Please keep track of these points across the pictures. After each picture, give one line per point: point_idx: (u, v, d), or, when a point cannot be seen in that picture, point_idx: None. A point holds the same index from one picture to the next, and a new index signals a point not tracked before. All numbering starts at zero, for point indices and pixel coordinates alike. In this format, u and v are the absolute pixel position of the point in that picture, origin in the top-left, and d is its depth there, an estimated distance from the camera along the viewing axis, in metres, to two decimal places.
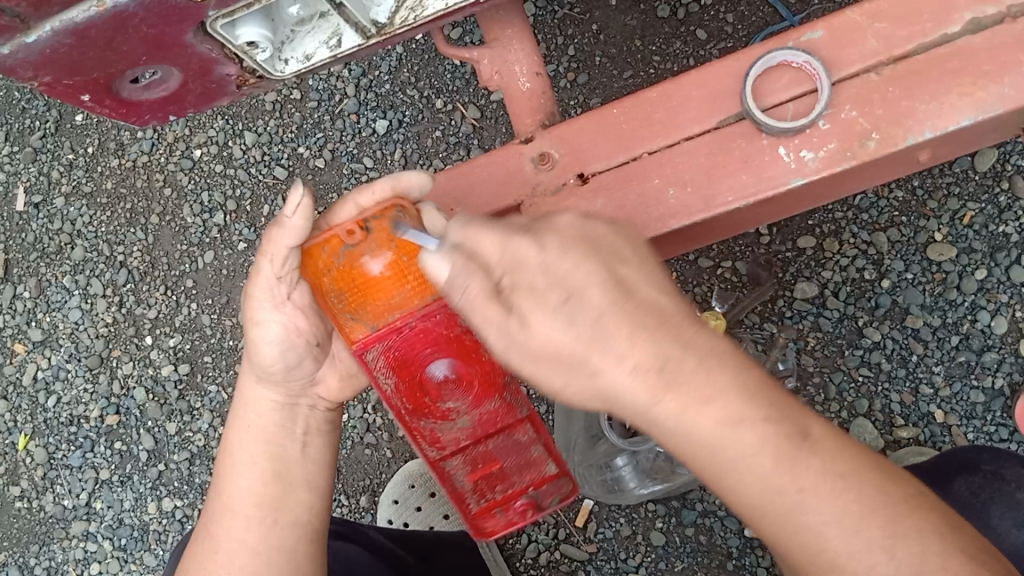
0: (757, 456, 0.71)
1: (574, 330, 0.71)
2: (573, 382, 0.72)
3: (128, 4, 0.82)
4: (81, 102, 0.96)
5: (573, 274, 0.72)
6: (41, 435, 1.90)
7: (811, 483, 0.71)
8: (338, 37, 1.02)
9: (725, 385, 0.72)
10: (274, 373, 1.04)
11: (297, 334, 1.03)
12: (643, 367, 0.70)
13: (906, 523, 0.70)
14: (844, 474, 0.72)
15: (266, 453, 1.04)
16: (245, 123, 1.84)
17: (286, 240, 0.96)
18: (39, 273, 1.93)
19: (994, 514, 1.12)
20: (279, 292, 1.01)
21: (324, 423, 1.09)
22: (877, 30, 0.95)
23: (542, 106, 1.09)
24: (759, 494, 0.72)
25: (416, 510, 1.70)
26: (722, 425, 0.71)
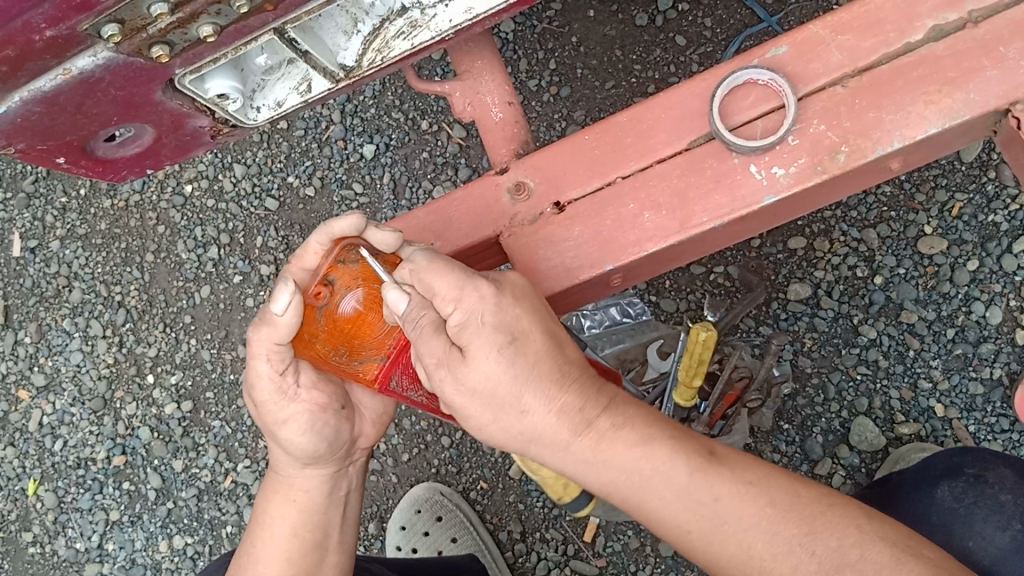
0: (673, 472, 0.83)
1: (513, 370, 0.82)
2: (502, 417, 0.84)
3: (93, 68, 0.83)
4: (57, 164, 0.97)
5: (517, 321, 0.83)
6: (50, 479, 1.91)
7: (726, 492, 0.82)
8: (307, 82, 1.04)
9: (628, 417, 0.86)
10: (319, 453, 1.05)
11: (323, 410, 1.04)
12: (567, 408, 0.84)
13: (820, 521, 0.79)
14: (755, 480, 0.83)
15: (309, 524, 1.07)
16: (234, 156, 1.85)
17: (278, 337, 0.97)
18: (39, 318, 1.94)
19: (977, 518, 1.14)
20: (286, 385, 1.02)
21: (357, 480, 1.14)
22: (841, 43, 0.96)
23: (516, 135, 1.10)
24: (680, 510, 0.83)
25: (422, 535, 1.68)
26: (636, 448, 0.84)
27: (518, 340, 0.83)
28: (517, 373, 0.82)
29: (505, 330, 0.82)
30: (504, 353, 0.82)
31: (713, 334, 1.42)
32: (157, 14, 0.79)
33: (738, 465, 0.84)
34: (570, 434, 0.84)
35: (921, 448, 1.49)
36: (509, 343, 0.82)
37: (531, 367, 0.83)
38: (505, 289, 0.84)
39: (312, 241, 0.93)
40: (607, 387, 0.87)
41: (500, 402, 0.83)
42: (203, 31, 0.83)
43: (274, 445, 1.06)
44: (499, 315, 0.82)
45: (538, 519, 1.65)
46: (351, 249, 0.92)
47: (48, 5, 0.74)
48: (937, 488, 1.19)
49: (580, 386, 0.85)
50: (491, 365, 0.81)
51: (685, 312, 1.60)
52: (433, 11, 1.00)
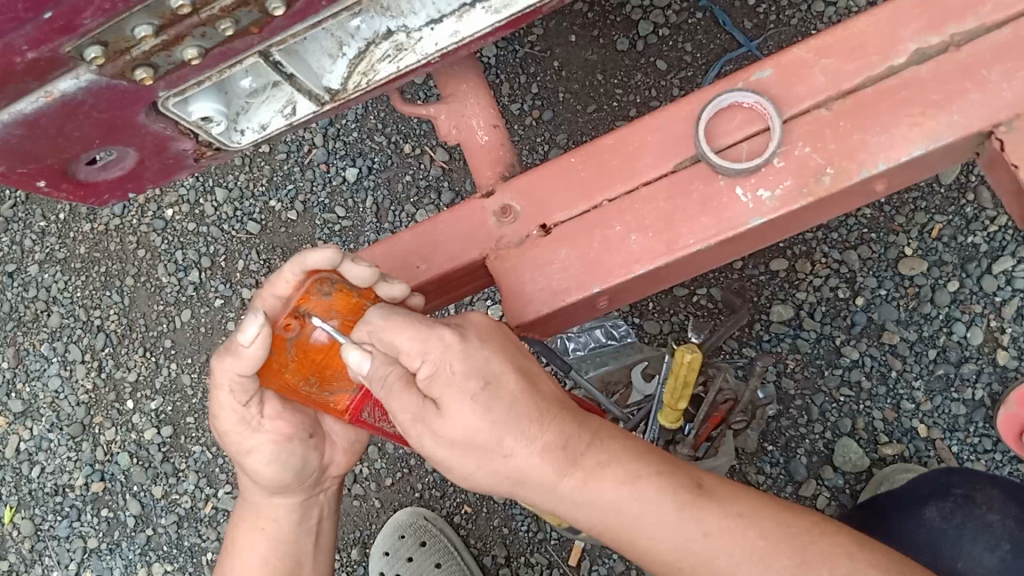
0: (661, 509, 0.84)
1: (489, 417, 0.80)
2: (484, 465, 0.82)
3: (75, 91, 0.82)
4: (38, 188, 0.96)
5: (488, 365, 0.82)
6: (27, 507, 1.88)
7: (716, 526, 0.83)
8: (292, 105, 1.05)
9: (613, 453, 0.86)
10: (285, 482, 1.04)
11: (288, 440, 1.01)
12: (550, 449, 0.83)
13: (814, 549, 0.82)
14: (744, 513, 0.85)
15: (278, 553, 1.08)
16: (216, 179, 1.84)
17: (243, 368, 0.93)
18: (17, 343, 1.91)
19: (965, 539, 1.15)
20: (251, 415, 0.99)
21: (330, 508, 1.13)
22: (824, 66, 0.97)
23: (501, 158, 1.10)
24: (671, 547, 0.84)
25: (406, 560, 1.65)
26: (623, 487, 0.84)
27: (492, 385, 0.81)
28: (494, 419, 0.80)
29: (477, 375, 0.81)
30: (477, 401, 0.80)
31: (698, 356, 1.39)
32: (142, 37, 0.78)
33: (726, 497, 0.86)
34: (555, 473, 0.83)
35: (906, 470, 1.50)
36: (483, 389, 0.80)
37: (507, 411, 0.81)
38: (468, 332, 0.83)
39: (287, 271, 0.89)
40: (588, 421, 0.87)
41: (481, 448, 0.81)
42: (187, 53, 0.83)
43: (241, 474, 1.06)
44: (468, 362, 0.81)
45: (523, 544, 1.64)
46: (322, 282, 0.91)
47: (30, 26, 0.73)
48: (924, 509, 1.20)
49: (560, 424, 0.84)
50: (468, 415, 0.80)
51: (668, 333, 1.62)
52: (419, 35, 1.00)
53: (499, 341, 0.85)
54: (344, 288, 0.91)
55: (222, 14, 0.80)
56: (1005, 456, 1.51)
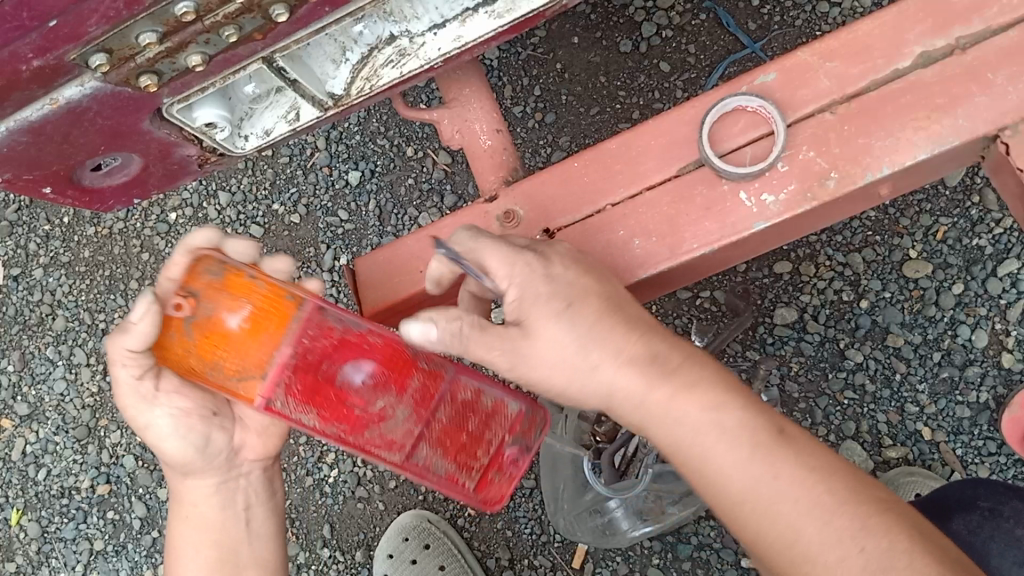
0: (737, 445, 0.86)
1: (575, 333, 0.88)
2: (573, 378, 0.88)
3: (81, 98, 0.82)
4: (43, 194, 0.96)
5: (572, 289, 0.89)
6: (33, 509, 1.89)
7: (786, 473, 0.84)
8: (295, 110, 1.05)
9: (703, 382, 0.89)
10: (194, 459, 1.01)
11: (186, 415, 0.99)
12: (638, 360, 0.89)
13: (875, 519, 0.81)
14: (817, 470, 0.84)
15: (212, 543, 1.03)
16: (219, 183, 1.84)
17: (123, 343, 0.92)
18: (22, 346, 1.92)
19: (994, 554, 1.12)
20: (145, 389, 0.97)
21: (262, 492, 1.08)
22: (829, 69, 0.97)
23: (504, 162, 1.10)
24: (738, 483, 0.85)
25: (410, 563, 1.65)
26: (706, 411, 0.87)
27: (575, 305, 0.89)
28: (579, 334, 0.88)
29: (561, 296, 0.88)
30: (562, 319, 0.88)
31: None
32: (146, 44, 0.78)
33: (804, 449, 0.86)
34: (643, 384, 0.88)
35: (910, 474, 1.51)
36: (568, 309, 0.88)
37: (591, 326, 0.88)
38: (552, 257, 0.91)
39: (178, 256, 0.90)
40: (681, 353, 0.91)
41: (568, 364, 0.88)
42: (191, 61, 0.83)
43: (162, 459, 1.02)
44: (553, 285, 0.89)
45: (526, 546, 1.64)
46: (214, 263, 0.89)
47: (36, 34, 0.74)
48: (951, 521, 1.16)
49: (648, 342, 0.90)
50: (556, 334, 0.87)
51: None
52: (422, 40, 1.01)
53: (585, 266, 0.92)
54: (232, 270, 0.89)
55: (224, 21, 0.80)
56: (1010, 459, 1.51)
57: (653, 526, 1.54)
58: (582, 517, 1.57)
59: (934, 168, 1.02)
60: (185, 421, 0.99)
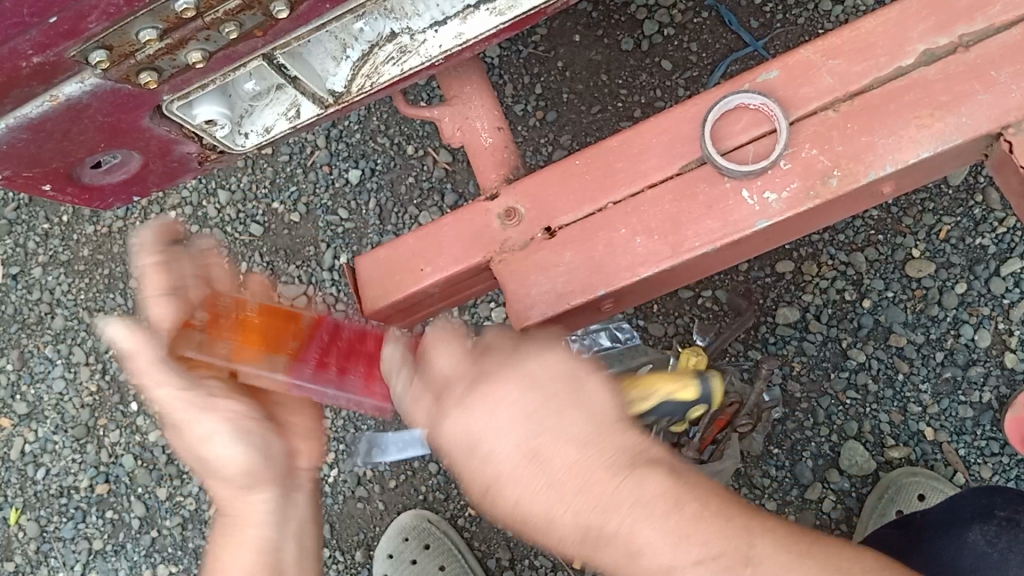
0: (638, 514, 0.80)
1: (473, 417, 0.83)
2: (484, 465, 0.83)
3: (80, 95, 0.82)
4: (43, 191, 0.96)
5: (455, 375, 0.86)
6: (32, 508, 1.88)
7: (701, 539, 0.79)
8: (296, 108, 1.04)
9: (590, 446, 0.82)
10: (251, 467, 0.97)
11: (242, 421, 0.98)
12: (588, 429, 0.83)
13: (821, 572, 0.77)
14: (802, 553, 0.78)
15: (264, 567, 0.97)
16: (218, 181, 1.83)
17: (151, 359, 0.96)
18: (21, 345, 1.91)
19: (1011, 565, 1.11)
20: (200, 398, 0.98)
21: (309, 512, 1.03)
22: (832, 67, 0.96)
23: (505, 160, 1.10)
24: (663, 558, 0.79)
25: (411, 563, 1.66)
26: (614, 481, 0.81)
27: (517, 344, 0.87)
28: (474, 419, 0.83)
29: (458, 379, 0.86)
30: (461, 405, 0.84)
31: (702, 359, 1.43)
32: (146, 40, 0.78)
33: (776, 530, 0.80)
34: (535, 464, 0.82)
35: (912, 474, 1.51)
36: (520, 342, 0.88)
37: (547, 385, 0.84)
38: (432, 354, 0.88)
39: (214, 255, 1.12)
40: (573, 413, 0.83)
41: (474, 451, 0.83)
42: (191, 57, 0.82)
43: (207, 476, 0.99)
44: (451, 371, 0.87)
45: (527, 546, 1.64)
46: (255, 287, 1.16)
47: (35, 31, 0.73)
48: (969, 531, 1.16)
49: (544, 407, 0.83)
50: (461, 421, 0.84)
51: (674, 335, 1.60)
52: (423, 37, 1.00)
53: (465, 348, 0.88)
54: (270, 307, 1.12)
55: (225, 17, 0.79)
56: (1012, 459, 1.51)
57: None
58: None
59: (940, 166, 1.02)
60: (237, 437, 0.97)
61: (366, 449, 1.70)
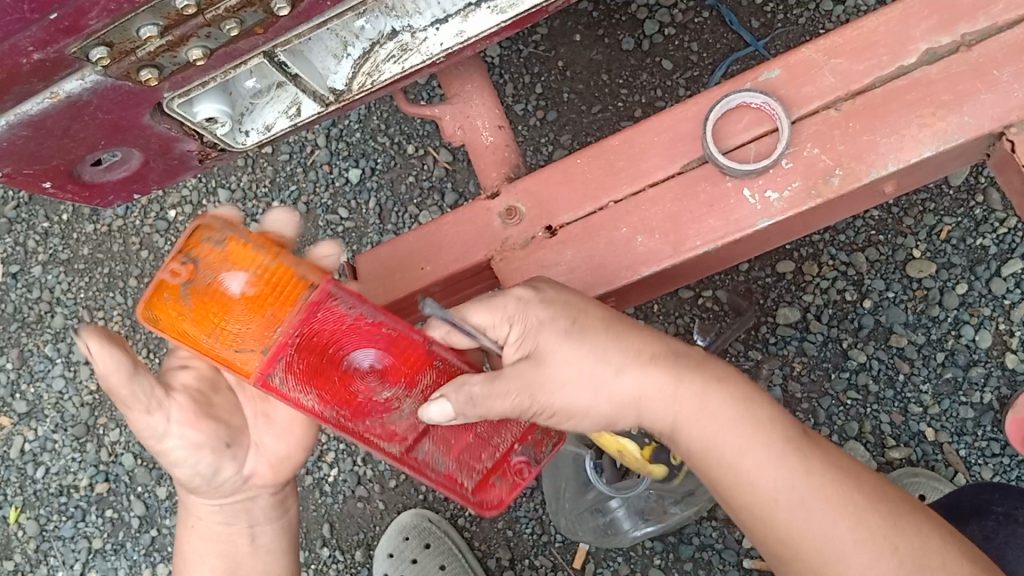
0: (767, 462, 0.90)
1: (583, 348, 0.92)
2: (593, 397, 0.91)
3: (81, 92, 0.82)
4: (43, 189, 0.96)
5: (560, 311, 0.92)
6: (32, 507, 1.88)
7: (818, 469, 0.90)
8: (297, 106, 1.04)
9: (725, 392, 0.94)
10: (197, 484, 1.01)
11: (195, 443, 0.98)
12: (661, 361, 0.94)
13: (906, 522, 0.87)
14: (843, 467, 0.91)
15: (216, 553, 1.06)
16: (218, 180, 1.83)
17: (119, 380, 0.91)
18: (21, 343, 1.91)
19: (1010, 559, 1.10)
20: (153, 420, 0.95)
21: (270, 515, 1.09)
22: (833, 66, 0.96)
23: (506, 158, 1.09)
24: (774, 487, 0.89)
25: (411, 562, 1.65)
26: (736, 408, 0.93)
27: (581, 321, 0.93)
28: (584, 350, 0.92)
29: (562, 318, 0.92)
30: (568, 337, 0.92)
31: None
32: (147, 37, 0.78)
33: (825, 448, 0.93)
34: (670, 385, 0.93)
35: (913, 475, 1.50)
36: (572, 329, 0.92)
37: (614, 332, 0.94)
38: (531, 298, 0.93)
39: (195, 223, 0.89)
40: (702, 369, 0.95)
41: (586, 381, 0.91)
42: (192, 54, 0.82)
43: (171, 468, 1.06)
44: (546, 312, 0.92)
45: (528, 546, 1.64)
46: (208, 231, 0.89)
47: (36, 27, 0.73)
48: (967, 526, 1.15)
49: (659, 364, 0.93)
50: (565, 360, 0.91)
51: (675, 335, 1.59)
52: (424, 35, 1.00)
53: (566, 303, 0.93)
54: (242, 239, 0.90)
55: (226, 14, 0.79)
56: (1013, 460, 1.51)
57: (655, 525, 1.55)
58: (584, 516, 1.59)
59: (942, 165, 1.02)
60: (195, 454, 0.98)
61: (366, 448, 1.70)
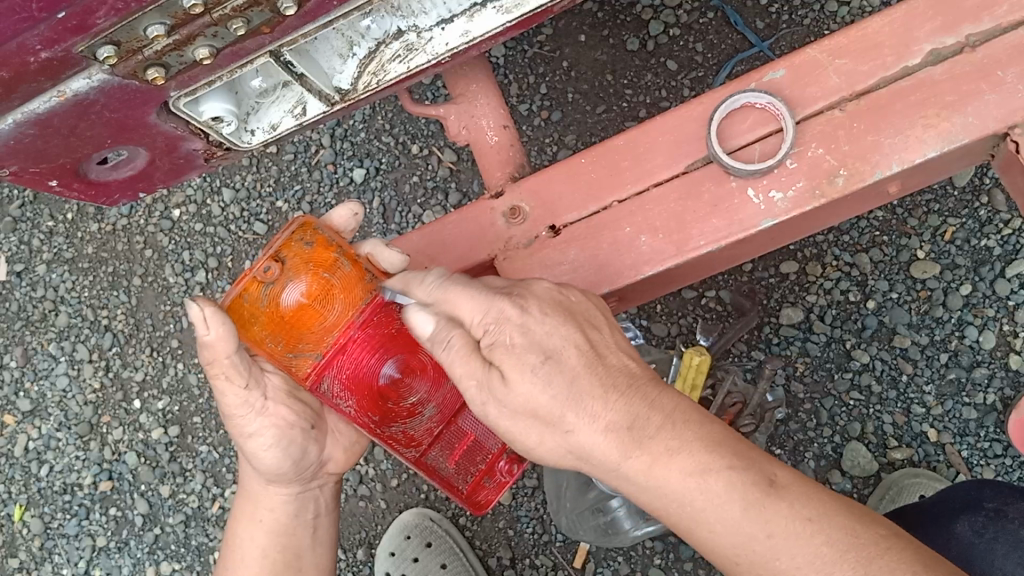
0: (725, 504, 0.80)
1: (551, 392, 0.82)
2: (546, 439, 0.84)
3: (88, 91, 0.82)
4: (49, 187, 0.96)
5: (549, 340, 0.84)
6: (36, 505, 1.88)
7: (781, 528, 0.78)
8: (302, 105, 1.04)
9: (684, 439, 0.82)
10: (282, 471, 1.07)
11: (288, 427, 1.05)
12: (614, 429, 0.82)
13: (879, 564, 0.75)
14: (813, 517, 0.79)
15: (277, 545, 1.10)
16: (223, 180, 1.83)
17: (225, 351, 0.96)
18: (25, 342, 1.91)
19: (997, 555, 1.10)
20: (254, 400, 1.03)
21: (327, 506, 1.15)
22: (838, 67, 0.96)
23: (511, 158, 1.10)
24: (732, 543, 0.80)
25: (411, 562, 1.65)
26: (689, 477, 0.81)
27: (552, 359, 0.83)
28: (555, 394, 0.82)
29: (537, 349, 0.83)
30: (538, 374, 0.82)
31: (706, 358, 1.45)
32: (154, 36, 0.78)
33: (797, 499, 0.80)
34: (619, 453, 0.83)
35: (915, 475, 1.50)
36: (543, 363, 0.83)
37: (568, 386, 0.83)
38: (530, 304, 0.86)
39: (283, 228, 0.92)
40: (661, 401, 0.84)
41: (542, 419, 0.83)
42: (199, 53, 0.82)
43: (244, 462, 1.10)
44: (527, 337, 0.83)
45: (529, 545, 1.64)
46: (301, 237, 0.93)
47: (43, 26, 0.73)
48: (956, 522, 1.14)
49: (627, 403, 0.83)
50: (529, 388, 0.82)
51: (678, 335, 1.60)
52: (429, 35, 1.01)
53: (568, 312, 0.86)
54: (326, 240, 0.95)
55: (233, 14, 0.79)
56: (1015, 461, 1.51)
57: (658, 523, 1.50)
58: (584, 516, 1.55)
59: (946, 164, 1.02)
60: (289, 438, 1.05)
61: (369, 448, 1.70)
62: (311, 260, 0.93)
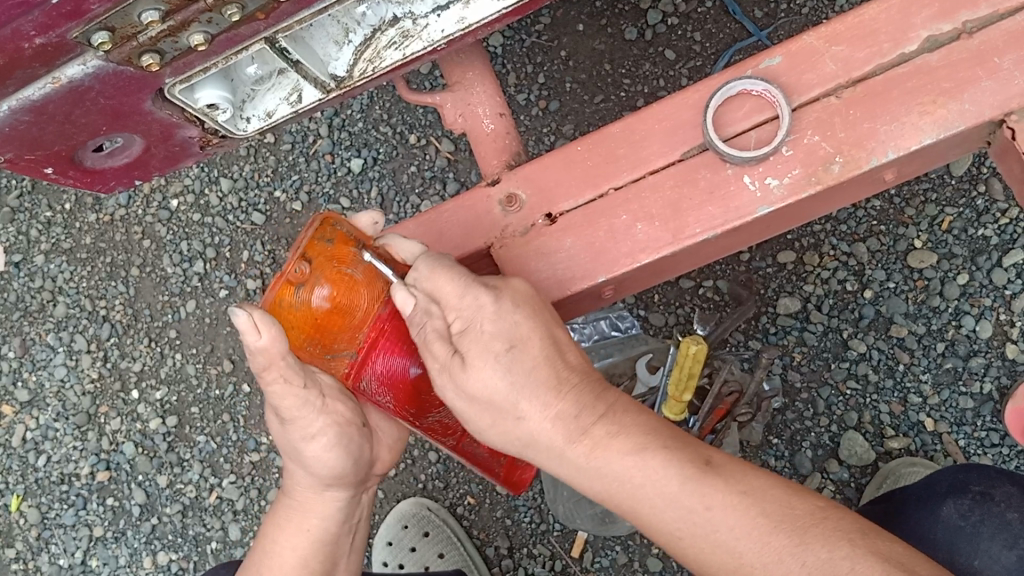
0: (663, 481, 0.82)
1: (509, 378, 0.87)
2: (498, 423, 0.89)
3: (83, 77, 0.82)
4: (45, 175, 0.96)
5: (518, 328, 0.88)
6: (34, 495, 1.89)
7: (718, 500, 0.80)
8: (298, 92, 1.04)
9: (624, 426, 0.86)
10: (343, 472, 1.03)
11: (347, 425, 1.01)
12: (562, 416, 0.87)
13: (813, 532, 0.76)
14: (747, 491, 0.81)
15: (318, 554, 1.07)
16: (221, 170, 1.83)
17: (280, 351, 0.91)
18: (23, 333, 1.92)
19: (984, 537, 1.12)
20: (314, 398, 0.96)
21: (364, 507, 1.13)
22: (835, 54, 0.96)
23: (507, 147, 1.10)
24: (673, 518, 0.82)
25: (409, 550, 1.69)
26: (628, 455, 0.84)
27: (516, 348, 0.87)
28: (512, 381, 0.87)
29: (502, 338, 0.87)
30: (500, 361, 0.87)
31: (702, 348, 1.45)
32: (148, 22, 0.78)
33: (732, 475, 0.82)
34: (564, 440, 0.87)
35: (911, 464, 1.50)
36: (506, 351, 0.87)
37: (527, 375, 0.87)
38: (504, 293, 0.89)
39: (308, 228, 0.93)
40: (606, 395, 0.89)
41: (497, 407, 0.88)
42: (193, 39, 0.82)
43: (296, 468, 1.05)
44: (497, 324, 0.88)
45: (526, 534, 1.65)
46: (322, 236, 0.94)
47: (36, 12, 0.73)
48: (942, 505, 1.16)
49: (579, 394, 0.88)
50: (489, 376, 0.87)
51: (675, 325, 1.60)
52: (425, 22, 1.00)
53: (535, 305, 0.90)
54: (346, 236, 0.95)
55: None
56: (1012, 450, 1.51)
57: None
58: (581, 504, 1.58)
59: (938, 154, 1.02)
60: (345, 435, 1.01)
61: None
62: (335, 257, 0.94)
